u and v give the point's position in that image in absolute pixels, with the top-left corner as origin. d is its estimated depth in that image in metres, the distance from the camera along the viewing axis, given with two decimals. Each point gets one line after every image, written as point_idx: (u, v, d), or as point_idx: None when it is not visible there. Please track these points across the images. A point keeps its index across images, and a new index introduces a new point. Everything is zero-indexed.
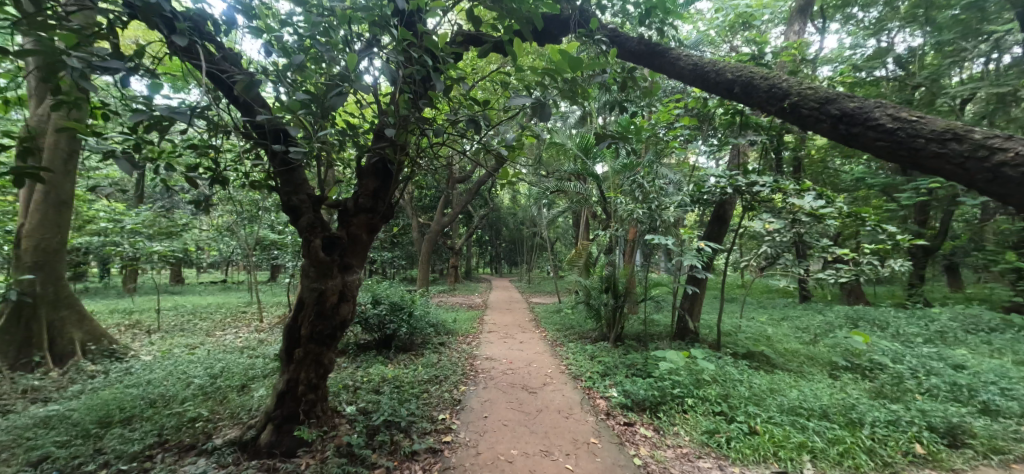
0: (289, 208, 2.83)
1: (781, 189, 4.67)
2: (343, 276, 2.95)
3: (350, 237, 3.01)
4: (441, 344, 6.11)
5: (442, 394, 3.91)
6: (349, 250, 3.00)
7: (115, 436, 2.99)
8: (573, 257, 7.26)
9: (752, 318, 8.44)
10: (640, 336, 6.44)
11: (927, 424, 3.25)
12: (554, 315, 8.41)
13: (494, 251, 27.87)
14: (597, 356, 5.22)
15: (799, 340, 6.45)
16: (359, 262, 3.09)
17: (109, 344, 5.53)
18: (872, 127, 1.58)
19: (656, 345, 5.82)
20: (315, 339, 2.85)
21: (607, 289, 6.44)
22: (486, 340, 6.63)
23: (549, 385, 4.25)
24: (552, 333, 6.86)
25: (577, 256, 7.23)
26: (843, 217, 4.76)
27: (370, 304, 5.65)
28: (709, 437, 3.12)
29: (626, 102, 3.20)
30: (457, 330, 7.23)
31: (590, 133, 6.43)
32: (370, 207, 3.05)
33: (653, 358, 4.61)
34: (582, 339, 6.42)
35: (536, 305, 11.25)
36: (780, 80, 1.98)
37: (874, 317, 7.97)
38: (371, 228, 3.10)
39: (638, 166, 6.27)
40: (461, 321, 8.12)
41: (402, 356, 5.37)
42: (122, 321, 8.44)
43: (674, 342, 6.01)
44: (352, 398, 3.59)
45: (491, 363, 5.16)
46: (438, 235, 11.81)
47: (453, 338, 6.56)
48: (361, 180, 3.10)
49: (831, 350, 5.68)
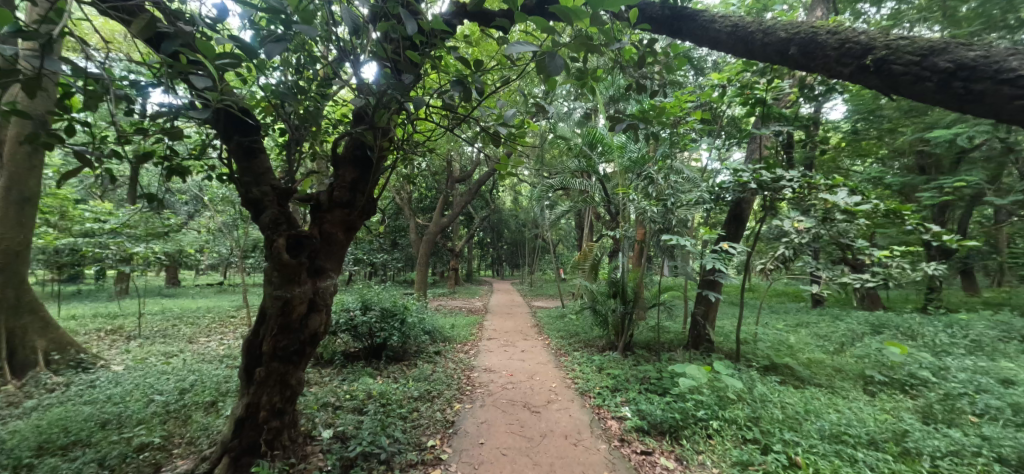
0: (249, 201, 2.40)
1: (811, 185, 4.21)
2: (314, 282, 2.52)
3: (322, 237, 2.57)
4: (437, 353, 5.67)
5: (433, 414, 3.47)
6: (321, 253, 2.57)
7: (48, 467, 2.57)
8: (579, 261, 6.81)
9: (767, 324, 7.96)
10: (650, 345, 5.99)
11: (996, 456, 2.78)
12: (557, 321, 7.96)
13: (495, 253, 27.38)
14: (606, 369, 4.76)
15: (822, 350, 5.98)
16: (334, 266, 2.66)
17: (75, 353, 5.11)
18: (1007, 80, 1.15)
19: (669, 356, 5.36)
20: (279, 357, 2.40)
21: (616, 294, 5.98)
22: (484, 348, 6.18)
23: (554, 403, 3.80)
24: (556, 341, 6.41)
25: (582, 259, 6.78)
26: (878, 215, 4.30)
27: (359, 311, 5.21)
28: (741, 470, 2.66)
29: (643, 80, 2.76)
30: (454, 337, 6.79)
31: (597, 128, 5.96)
32: (348, 201, 2.61)
33: (669, 372, 4.16)
34: (588, 348, 5.97)
35: (539, 310, 10.78)
36: (856, 33, 1.54)
37: (900, 324, 7.48)
38: (349, 225, 2.65)
39: (648, 163, 5.82)
40: (459, 327, 7.68)
41: (393, 368, 4.93)
42: (104, 325, 8.04)
43: (688, 352, 5.55)
44: (330, 419, 3.16)
45: (490, 376, 4.71)
46: (437, 236, 11.32)
47: (450, 347, 6.12)
48: (337, 171, 2.66)
49: (861, 361, 5.21)
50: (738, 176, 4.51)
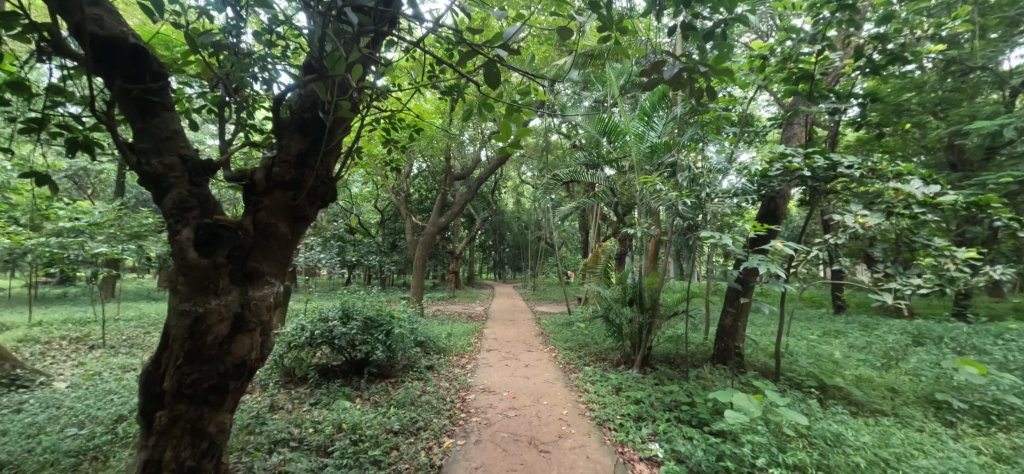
0: (148, 180, 1.71)
1: (875, 171, 3.48)
2: (243, 291, 1.83)
3: (256, 229, 1.88)
4: (429, 369, 4.96)
5: (416, 456, 2.77)
6: (253, 251, 1.87)
7: None
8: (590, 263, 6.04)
9: (796, 334, 7.21)
10: (671, 359, 5.26)
11: None
12: (563, 330, 7.24)
13: (495, 256, 26.63)
14: (624, 390, 4.05)
15: (868, 365, 5.25)
16: (274, 269, 1.97)
17: (10, 369, 4.44)
18: None
19: (696, 373, 4.64)
20: (189, 397, 1.71)
21: (632, 302, 5.25)
22: (484, 361, 5.49)
23: (566, 439, 3.09)
24: (564, 353, 5.70)
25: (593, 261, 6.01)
26: (956, 209, 3.57)
27: (339, 321, 4.50)
28: None
29: (697, 19, 2.05)
30: (450, 347, 6.08)
31: (610, 114, 5.28)
32: (292, 181, 1.92)
33: (705, 400, 3.44)
34: (600, 363, 5.25)
35: (542, 316, 10.06)
36: None
37: (945, 334, 6.73)
38: (294, 213, 1.95)
39: (668, 153, 5.13)
40: (456, 335, 6.98)
41: (375, 387, 4.22)
42: (68, 333, 7.36)
43: (717, 368, 4.83)
44: (283, 466, 2.45)
45: (488, 398, 4.01)
46: (435, 237, 10.63)
47: (445, 359, 5.41)
48: (281, 140, 1.97)
49: (921, 382, 4.48)
50: (786, 162, 3.74)
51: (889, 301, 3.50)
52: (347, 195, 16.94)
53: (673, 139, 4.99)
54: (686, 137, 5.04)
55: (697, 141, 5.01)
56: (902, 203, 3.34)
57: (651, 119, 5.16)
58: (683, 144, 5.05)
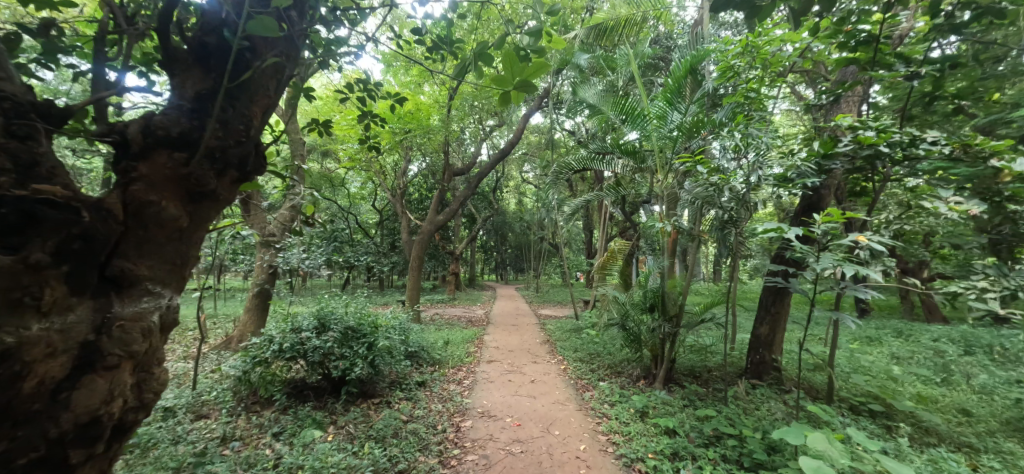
0: None
1: (966, 150, 2.81)
2: (98, 304, 1.18)
3: (126, 211, 1.21)
4: (420, 386, 4.29)
5: None
6: (120, 244, 1.21)
7: None
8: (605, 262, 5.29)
9: (829, 341, 6.52)
10: (698, 373, 4.60)
11: None
12: (572, 336, 6.56)
13: (497, 257, 25.89)
14: (651, 416, 3.40)
15: (925, 380, 4.58)
16: (161, 271, 1.30)
17: None
18: None
19: (732, 392, 3.96)
20: None
21: (653, 308, 4.57)
22: (483, 375, 4.80)
23: None
24: (574, 366, 5.02)
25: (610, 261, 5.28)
26: None
27: (313, 331, 3.81)
28: None
29: None
30: (446, 358, 5.40)
31: (630, 91, 4.67)
32: (184, 137, 1.26)
33: (756, 434, 2.78)
34: (617, 378, 4.58)
35: (548, 320, 9.37)
36: None
37: (998, 342, 6.03)
38: (189, 186, 1.28)
39: (696, 136, 4.49)
40: (454, 343, 6.28)
41: (355, 410, 3.55)
42: None
43: (753, 386, 4.17)
44: None
45: (487, 427, 3.33)
46: (431, 236, 9.94)
47: (439, 373, 4.73)
48: (173, 80, 1.32)
49: (997, 404, 3.81)
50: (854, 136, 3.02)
51: (1002, 309, 2.56)
52: (343, 192, 16.28)
53: (701, 119, 4.35)
54: (719, 116, 4.39)
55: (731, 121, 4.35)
56: (1000, 189, 2.69)
57: (675, 97, 4.54)
58: (713, 126, 4.42)
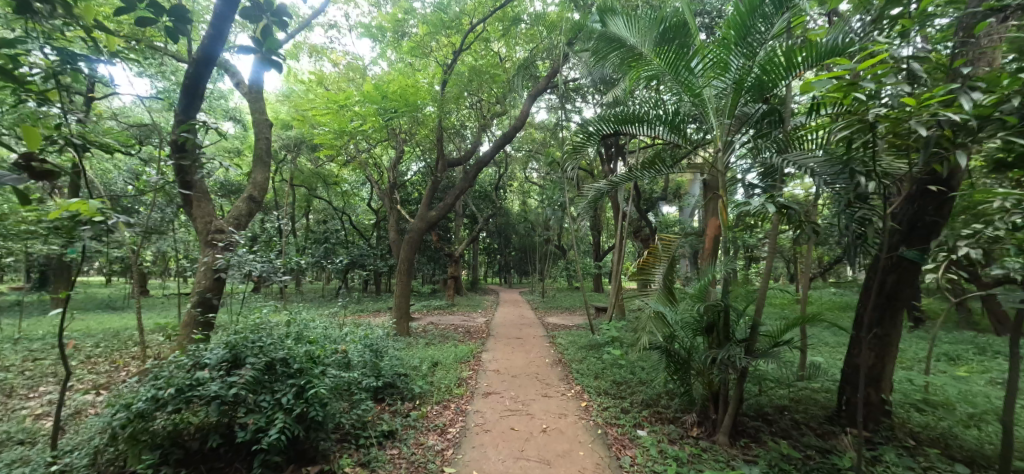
0: None
1: None
2: None
3: None
4: (387, 440, 3.03)
5: None
6: None
7: None
8: (646, 263, 3.53)
9: (911, 363, 5.26)
10: (773, 421, 3.33)
11: None
12: (592, 358, 5.26)
13: (500, 258, 24.63)
14: None
15: None
16: None
17: None
18: None
19: (843, 460, 2.69)
20: None
21: (712, 331, 3.25)
22: (475, 420, 3.49)
23: None
24: (600, 406, 3.73)
25: (651, 261, 3.51)
26: None
27: (218, 372, 2.52)
28: None
29: None
30: (429, 390, 4.10)
31: (688, 19, 3.34)
32: None
33: None
34: (662, 427, 3.30)
35: (558, 332, 8.09)
36: None
37: None
38: None
39: (787, 77, 3.16)
40: (444, 367, 4.98)
41: None
42: None
43: (864, 448, 2.91)
44: None
45: None
46: (423, 235, 8.66)
47: (415, 418, 3.42)
48: None
49: None
50: None
51: None
52: (333, 190, 14.99)
53: (807, 44, 2.98)
54: (830, 38, 3.00)
55: (858, 43, 2.97)
56: None
57: (745, 34, 3.23)
58: (811, 66, 3.08)
